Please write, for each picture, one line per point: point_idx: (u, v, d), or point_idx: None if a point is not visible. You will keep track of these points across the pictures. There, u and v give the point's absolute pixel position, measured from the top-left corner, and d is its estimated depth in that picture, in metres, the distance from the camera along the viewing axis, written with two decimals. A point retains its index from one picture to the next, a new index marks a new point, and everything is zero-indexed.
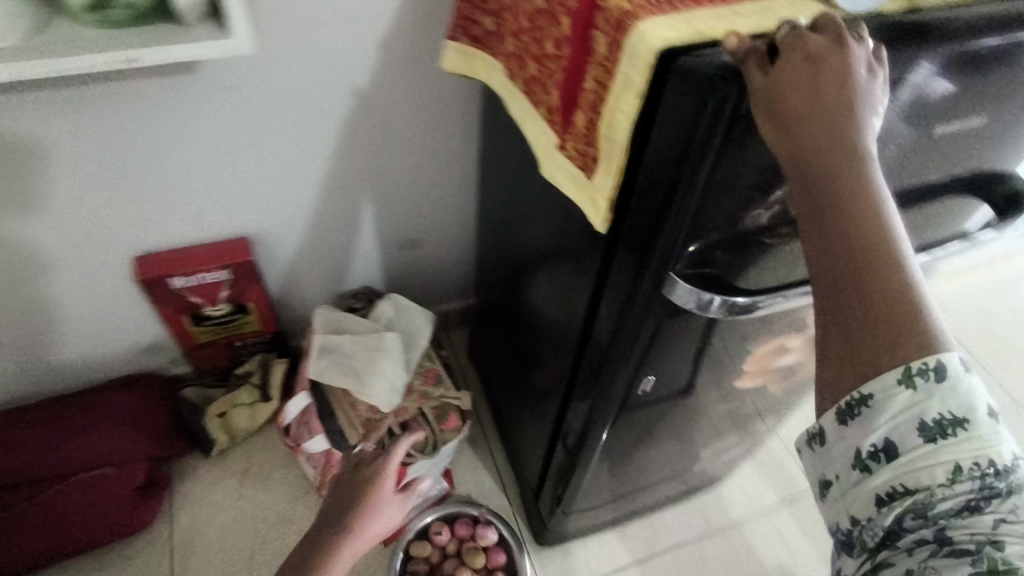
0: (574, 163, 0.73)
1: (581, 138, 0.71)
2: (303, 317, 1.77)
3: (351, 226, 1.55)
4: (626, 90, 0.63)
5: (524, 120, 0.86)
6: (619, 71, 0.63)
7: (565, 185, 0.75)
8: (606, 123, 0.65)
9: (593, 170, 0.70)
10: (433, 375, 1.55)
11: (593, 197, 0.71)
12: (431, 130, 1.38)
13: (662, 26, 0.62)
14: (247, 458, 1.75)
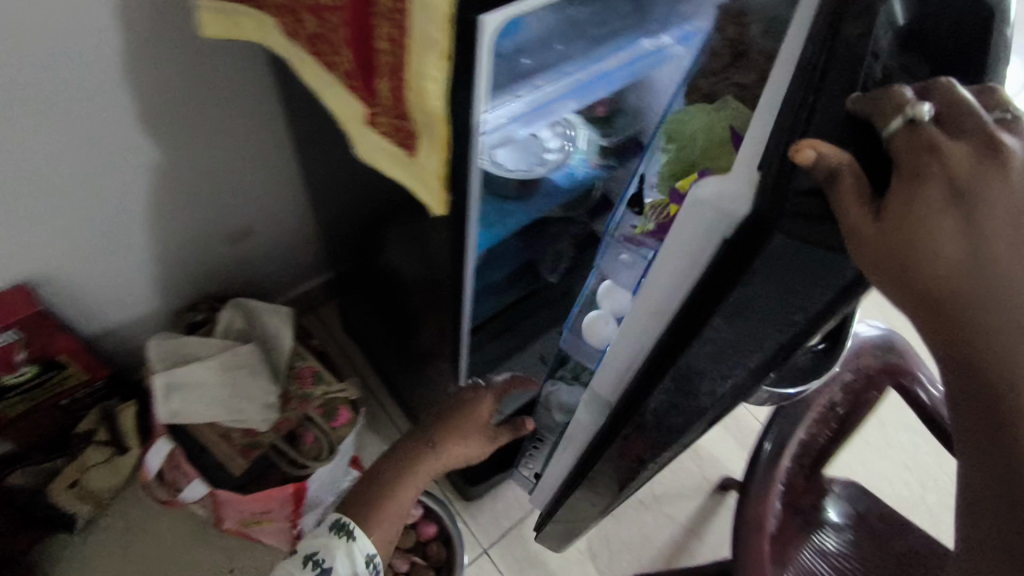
0: (392, 141, 0.60)
1: (392, 112, 0.57)
2: (136, 346, 1.51)
3: (157, 233, 1.30)
4: (429, 50, 0.49)
5: (322, 87, 0.70)
6: (412, 24, 0.48)
7: (388, 166, 0.63)
8: (415, 95, 0.52)
9: (416, 150, 0.58)
10: (310, 373, 1.41)
11: (425, 182, 0.59)
12: (222, 105, 1.14)
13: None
14: (124, 517, 1.52)
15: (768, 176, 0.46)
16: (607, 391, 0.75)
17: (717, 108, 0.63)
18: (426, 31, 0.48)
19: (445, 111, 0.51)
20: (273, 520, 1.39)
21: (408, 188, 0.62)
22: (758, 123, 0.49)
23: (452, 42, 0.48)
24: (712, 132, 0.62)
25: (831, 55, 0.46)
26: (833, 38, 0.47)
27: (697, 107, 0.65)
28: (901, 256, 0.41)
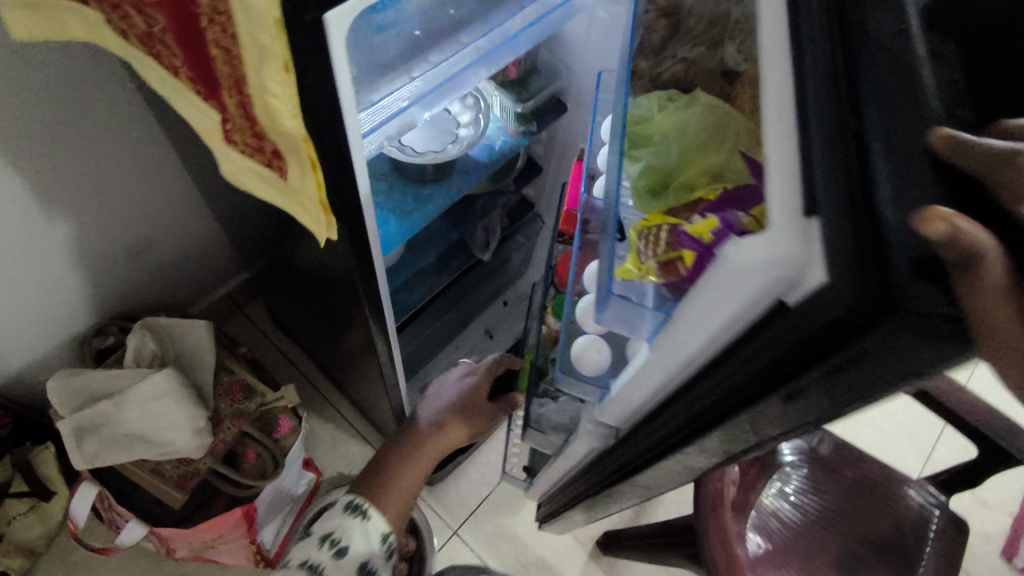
0: (256, 160, 0.50)
1: (248, 128, 0.47)
2: (40, 382, 1.35)
3: (38, 263, 1.13)
4: (263, 61, 0.38)
5: (176, 96, 0.58)
6: (238, 29, 0.38)
7: (258, 189, 0.53)
8: (263, 113, 0.42)
9: (283, 169, 0.49)
10: (240, 387, 1.31)
11: (304, 204, 0.51)
12: (81, 109, 0.97)
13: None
14: (64, 562, 1.41)
15: (838, 234, 0.31)
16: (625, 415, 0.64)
17: (686, 103, 0.54)
18: (256, 36, 0.38)
19: (302, 130, 0.42)
20: (227, 544, 1.30)
21: (284, 210, 0.53)
22: (788, 151, 0.35)
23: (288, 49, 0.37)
24: (680, 130, 0.52)
25: (858, 49, 0.32)
26: (852, 29, 0.33)
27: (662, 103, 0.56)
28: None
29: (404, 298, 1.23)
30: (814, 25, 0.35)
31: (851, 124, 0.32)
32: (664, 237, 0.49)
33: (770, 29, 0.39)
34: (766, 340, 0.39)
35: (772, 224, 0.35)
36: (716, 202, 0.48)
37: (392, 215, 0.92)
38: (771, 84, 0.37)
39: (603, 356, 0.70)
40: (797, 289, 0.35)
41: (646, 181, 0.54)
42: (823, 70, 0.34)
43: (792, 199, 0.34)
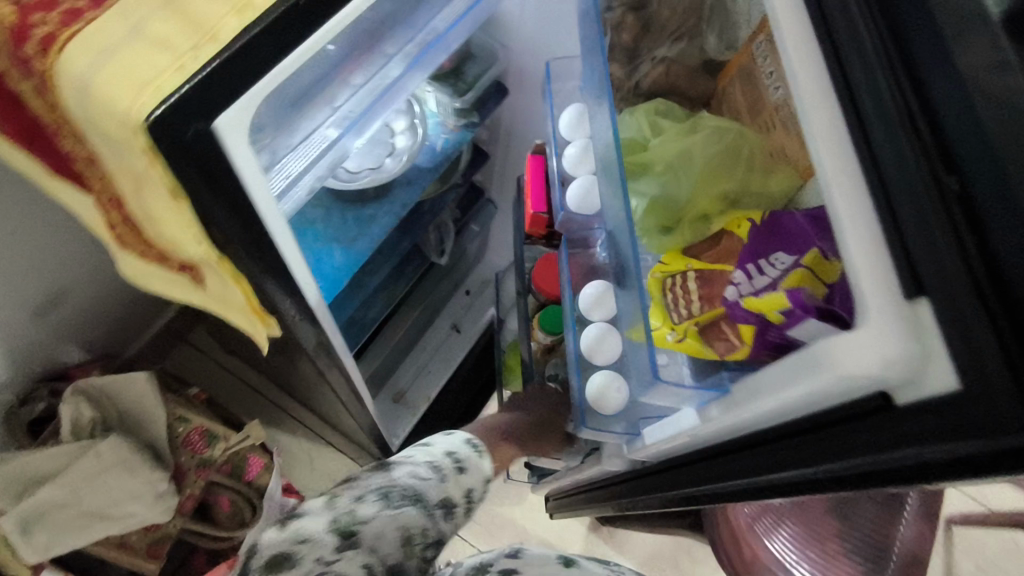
0: (163, 268, 0.41)
1: (144, 239, 0.39)
2: None
3: None
4: (149, 185, 0.33)
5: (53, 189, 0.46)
6: (104, 136, 0.31)
7: (173, 295, 0.43)
8: (162, 233, 0.36)
9: (200, 277, 0.40)
10: (200, 433, 1.17)
11: (232, 309, 0.41)
12: None
13: (133, 41, 0.31)
14: None
15: (968, 330, 0.25)
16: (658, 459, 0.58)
17: (687, 125, 0.48)
18: (133, 162, 0.32)
19: (210, 246, 0.36)
20: None
21: (209, 310, 0.43)
22: (868, 218, 0.30)
23: (176, 172, 0.31)
24: (685, 157, 0.46)
25: (940, 98, 0.28)
26: (927, 75, 0.28)
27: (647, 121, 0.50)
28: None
29: (361, 315, 1.10)
30: (866, 64, 0.30)
31: (950, 187, 0.27)
32: (694, 288, 0.43)
33: (800, 63, 0.33)
34: (842, 438, 0.32)
35: (867, 310, 0.29)
36: (752, 244, 0.41)
37: (336, 246, 0.81)
38: (814, 120, 0.32)
39: (625, 395, 0.61)
40: (908, 390, 0.28)
41: (652, 218, 0.47)
42: (888, 116, 0.29)
43: (888, 280, 0.29)
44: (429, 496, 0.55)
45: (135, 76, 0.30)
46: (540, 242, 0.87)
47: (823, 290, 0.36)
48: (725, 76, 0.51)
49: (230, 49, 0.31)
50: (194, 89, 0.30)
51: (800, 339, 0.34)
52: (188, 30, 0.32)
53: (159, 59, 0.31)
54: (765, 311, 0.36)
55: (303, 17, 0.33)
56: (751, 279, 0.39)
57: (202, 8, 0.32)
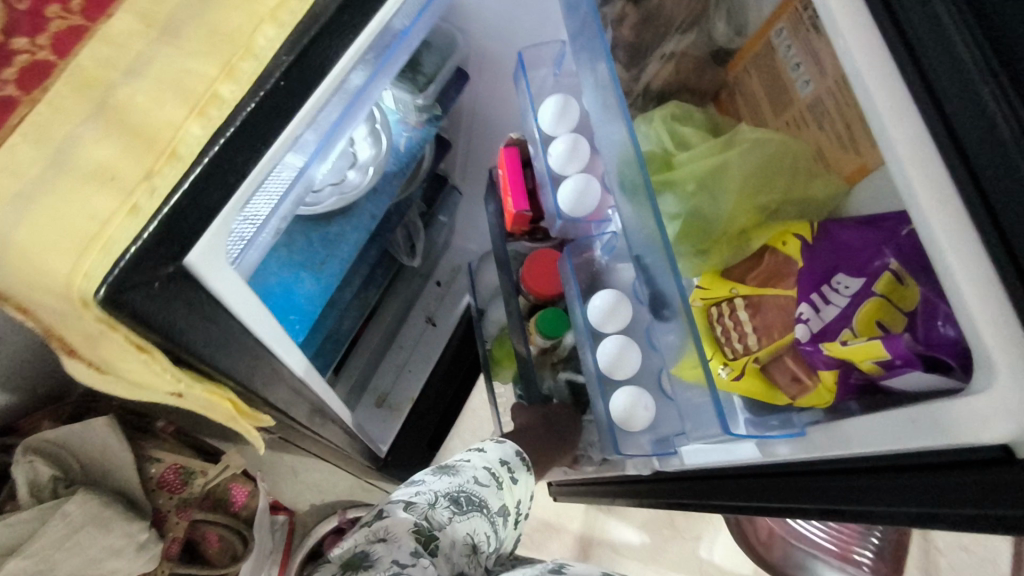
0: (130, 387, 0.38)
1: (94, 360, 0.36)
2: None
3: None
4: (106, 345, 0.32)
5: None
6: (41, 294, 0.30)
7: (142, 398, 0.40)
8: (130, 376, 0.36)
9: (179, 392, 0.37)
10: (176, 471, 1.10)
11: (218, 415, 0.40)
12: None
13: (58, 179, 0.29)
14: None
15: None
16: (699, 473, 0.55)
17: (720, 139, 0.43)
18: (83, 327, 0.31)
19: (188, 377, 0.35)
20: None
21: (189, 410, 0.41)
22: (976, 257, 0.26)
23: (139, 333, 0.31)
24: (720, 172, 0.42)
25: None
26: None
27: (662, 124, 0.46)
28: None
29: (335, 325, 0.96)
30: (965, 84, 0.27)
31: None
32: (746, 319, 0.40)
33: (878, 81, 0.30)
34: (960, 491, 0.29)
35: (993, 364, 0.25)
36: (811, 265, 0.37)
37: (306, 271, 0.70)
38: (900, 146, 0.28)
39: (652, 413, 0.57)
40: None
41: (685, 243, 0.44)
42: (1001, 143, 0.25)
43: (1012, 330, 0.25)
44: (490, 505, 0.63)
45: (75, 231, 0.28)
46: (525, 239, 0.79)
47: (903, 321, 0.32)
48: (736, 64, 0.46)
49: (199, 165, 0.30)
50: (150, 234, 0.29)
51: (904, 389, 0.32)
52: (134, 149, 0.29)
53: (100, 201, 0.29)
54: (855, 358, 0.32)
55: (275, 110, 0.32)
56: (819, 311, 0.35)
57: (142, 114, 0.30)
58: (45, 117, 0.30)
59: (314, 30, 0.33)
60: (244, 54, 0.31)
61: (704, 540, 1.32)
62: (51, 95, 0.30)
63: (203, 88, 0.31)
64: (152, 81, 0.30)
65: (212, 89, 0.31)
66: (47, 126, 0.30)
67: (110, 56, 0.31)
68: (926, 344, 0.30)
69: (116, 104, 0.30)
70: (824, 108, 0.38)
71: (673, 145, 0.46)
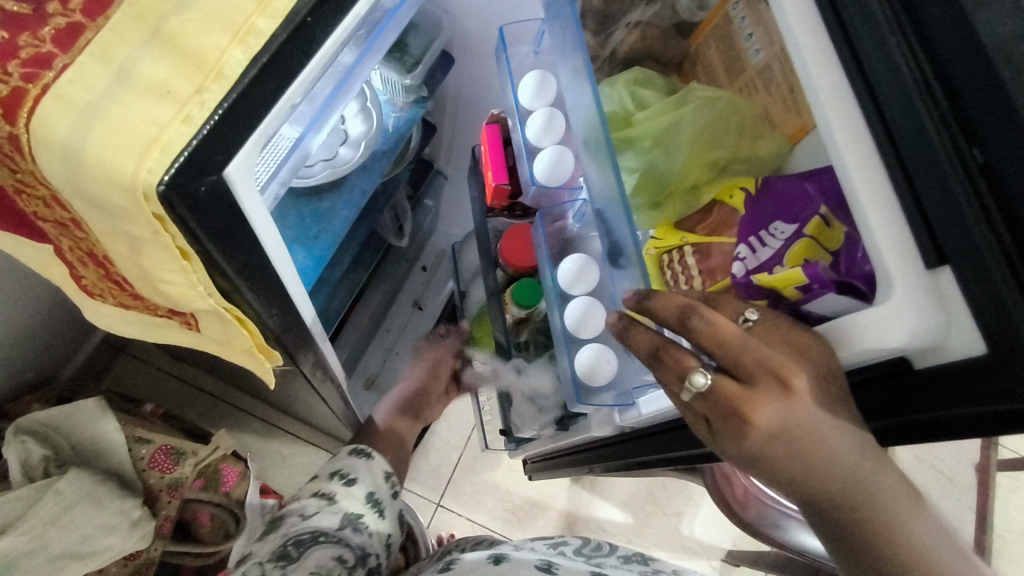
0: (179, 319, 0.43)
1: (133, 291, 0.41)
2: None
3: None
4: (152, 252, 0.34)
5: (11, 239, 0.44)
6: (115, 220, 0.32)
7: (179, 338, 0.46)
8: (169, 294, 0.37)
9: (194, 321, 0.42)
10: (167, 451, 1.08)
11: (233, 351, 0.45)
12: None
13: (124, 91, 0.30)
14: None
15: (1001, 298, 0.26)
16: (656, 421, 0.59)
17: (673, 98, 0.47)
18: (134, 232, 0.32)
19: (220, 297, 0.37)
20: None
21: (213, 352, 0.47)
22: (885, 185, 0.31)
23: (187, 239, 0.32)
24: (672, 130, 0.46)
25: (954, 64, 0.28)
26: (939, 38, 0.28)
27: (625, 87, 0.50)
28: (729, 414, 0.35)
29: (325, 304, 0.98)
30: (877, 35, 0.31)
31: (974, 159, 0.27)
32: (693, 264, 0.45)
33: (806, 37, 0.34)
34: (894, 399, 0.34)
35: (890, 281, 0.30)
36: (752, 215, 0.42)
37: (298, 243, 0.72)
38: (825, 91, 0.33)
39: (614, 367, 0.61)
40: (931, 353, 0.31)
41: (640, 195, 0.48)
42: (903, 84, 0.29)
43: (910, 252, 0.30)
44: (329, 529, 0.63)
45: (137, 133, 0.30)
46: (502, 214, 0.81)
47: (827, 257, 0.37)
48: (697, 36, 0.49)
49: (239, 83, 0.31)
50: (198, 143, 0.30)
51: (823, 312, 0.36)
52: (187, 69, 0.31)
53: (159, 109, 0.30)
54: (780, 286, 0.37)
55: (306, 37, 0.34)
56: (755, 252, 0.40)
57: (193, 40, 0.32)
58: (107, 41, 0.32)
59: None
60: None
61: (685, 516, 1.38)
62: (113, 22, 0.33)
63: (241, 20, 0.32)
64: (200, 11, 0.32)
65: (249, 21, 0.32)
66: (108, 47, 0.32)
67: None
68: (846, 274, 0.35)
69: (170, 31, 0.32)
70: (772, 74, 0.41)
71: (633, 106, 0.49)
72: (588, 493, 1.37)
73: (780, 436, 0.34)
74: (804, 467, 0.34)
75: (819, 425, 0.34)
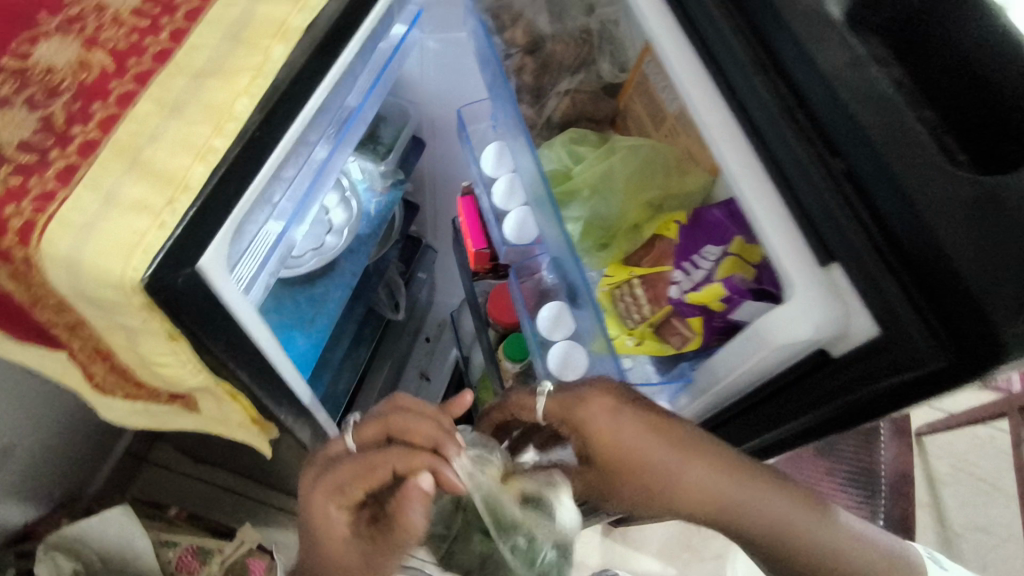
0: (176, 404, 0.49)
1: (139, 381, 0.46)
2: None
3: None
4: (145, 337, 0.38)
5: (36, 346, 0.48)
6: (112, 317, 0.38)
7: (185, 423, 0.52)
8: (164, 375, 0.42)
9: (193, 403, 0.48)
10: (191, 551, 1.08)
11: (229, 425, 0.50)
12: None
13: (109, 212, 0.36)
14: None
15: (878, 282, 0.30)
16: None
17: (602, 150, 0.53)
18: (129, 322, 0.37)
19: (209, 372, 0.42)
20: None
21: (209, 430, 0.52)
22: (775, 202, 0.35)
23: (172, 323, 0.37)
24: (607, 178, 0.51)
25: (807, 91, 0.33)
26: (794, 74, 0.34)
27: (563, 143, 0.55)
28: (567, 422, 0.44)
29: (332, 387, 1.02)
30: (746, 76, 0.36)
31: (837, 167, 0.32)
32: (642, 295, 0.49)
33: (691, 85, 0.39)
34: (818, 390, 0.36)
35: (792, 284, 0.34)
36: (684, 244, 0.46)
37: (296, 329, 0.76)
38: (712, 128, 0.38)
39: None
40: (841, 342, 0.34)
41: (589, 240, 0.53)
42: (770, 110, 0.35)
43: (804, 258, 0.34)
44: None
45: (121, 241, 0.35)
46: (489, 276, 0.85)
47: (753, 272, 0.42)
48: (623, 96, 0.56)
49: (203, 195, 0.36)
50: (174, 246, 0.35)
51: (744, 318, 0.42)
52: (159, 186, 0.36)
53: (140, 222, 0.35)
54: (708, 301, 0.43)
55: (260, 148, 0.38)
56: (690, 275, 0.45)
57: (164, 165, 0.37)
58: (96, 174, 0.38)
59: (275, 98, 0.39)
60: (229, 117, 0.38)
61: (726, 560, 1.34)
62: (100, 161, 0.38)
63: (201, 142, 0.37)
64: (167, 141, 0.38)
65: (208, 142, 0.37)
66: (97, 180, 0.37)
67: (137, 128, 0.39)
68: (761, 283, 0.42)
69: (146, 160, 0.37)
70: (688, 120, 0.46)
71: (570, 162, 0.55)
72: (623, 548, 1.34)
73: (604, 435, 0.42)
74: (621, 476, 0.43)
75: (643, 451, 0.42)
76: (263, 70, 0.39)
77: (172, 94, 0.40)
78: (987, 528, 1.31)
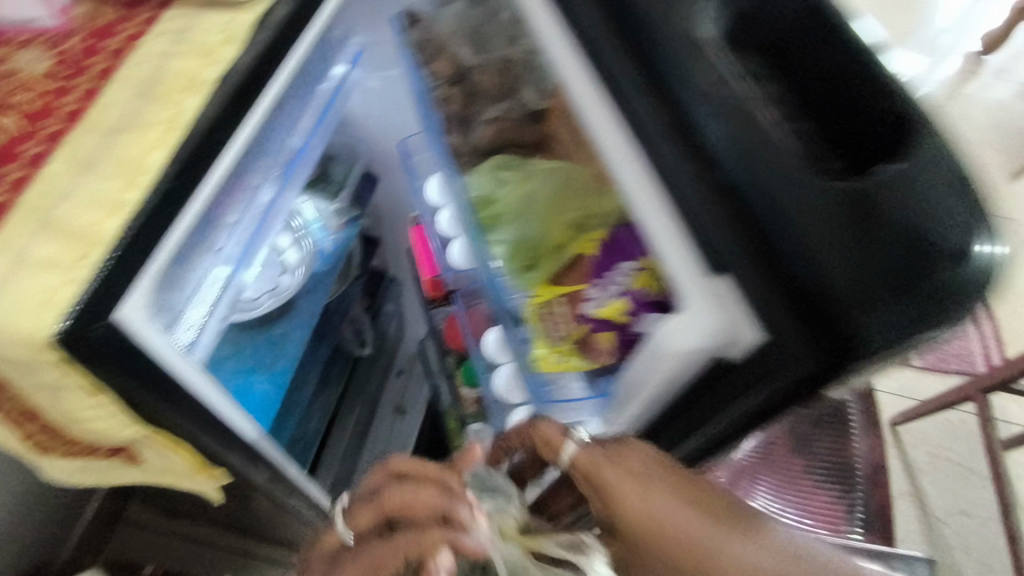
0: (116, 457, 0.49)
1: (75, 440, 0.46)
2: None
3: None
4: (66, 394, 0.39)
5: None
6: (32, 377, 0.38)
7: (128, 476, 0.52)
8: (95, 430, 0.42)
9: (133, 455, 0.48)
10: None
11: (174, 474, 0.50)
12: None
13: (20, 272, 0.36)
14: None
15: (755, 286, 0.33)
16: None
17: (522, 175, 0.56)
18: (49, 379, 0.38)
19: (142, 422, 0.42)
20: None
21: (153, 481, 0.52)
22: (664, 213, 0.36)
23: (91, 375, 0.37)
24: (529, 201, 0.54)
25: (690, 110, 0.37)
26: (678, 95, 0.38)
27: (491, 170, 0.58)
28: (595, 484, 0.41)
29: (302, 429, 1.01)
30: (639, 97, 0.39)
31: (720, 179, 0.36)
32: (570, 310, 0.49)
33: (589, 106, 0.41)
34: (719, 396, 0.37)
35: (684, 292, 0.35)
36: (601, 260, 0.48)
37: (257, 373, 0.76)
38: (611, 144, 0.39)
39: None
40: (732, 348, 0.35)
41: (517, 261, 0.54)
42: (661, 129, 0.38)
43: (693, 267, 0.35)
44: None
45: (31, 299, 0.35)
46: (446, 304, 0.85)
47: (660, 287, 0.44)
48: (547, 120, 0.58)
49: (117, 247, 0.36)
50: (88, 300, 0.35)
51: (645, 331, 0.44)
52: (70, 243, 0.37)
53: (51, 279, 0.36)
54: (612, 315, 0.45)
55: (176, 196, 0.38)
56: (604, 292, 0.46)
57: (74, 222, 0.37)
58: (6, 234, 0.39)
59: (189, 145, 0.40)
60: (141, 170, 0.39)
61: None
62: (10, 223, 0.39)
63: (113, 197, 0.38)
64: (78, 198, 0.38)
65: (120, 197, 0.38)
66: (8, 240, 0.38)
67: (49, 188, 0.40)
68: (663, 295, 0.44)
69: (56, 218, 0.38)
70: None
71: (496, 188, 0.57)
72: None
73: (634, 504, 0.39)
74: (642, 549, 0.39)
75: (666, 520, 0.39)
76: (175, 122, 0.41)
77: (85, 152, 0.41)
78: (969, 511, 1.33)
